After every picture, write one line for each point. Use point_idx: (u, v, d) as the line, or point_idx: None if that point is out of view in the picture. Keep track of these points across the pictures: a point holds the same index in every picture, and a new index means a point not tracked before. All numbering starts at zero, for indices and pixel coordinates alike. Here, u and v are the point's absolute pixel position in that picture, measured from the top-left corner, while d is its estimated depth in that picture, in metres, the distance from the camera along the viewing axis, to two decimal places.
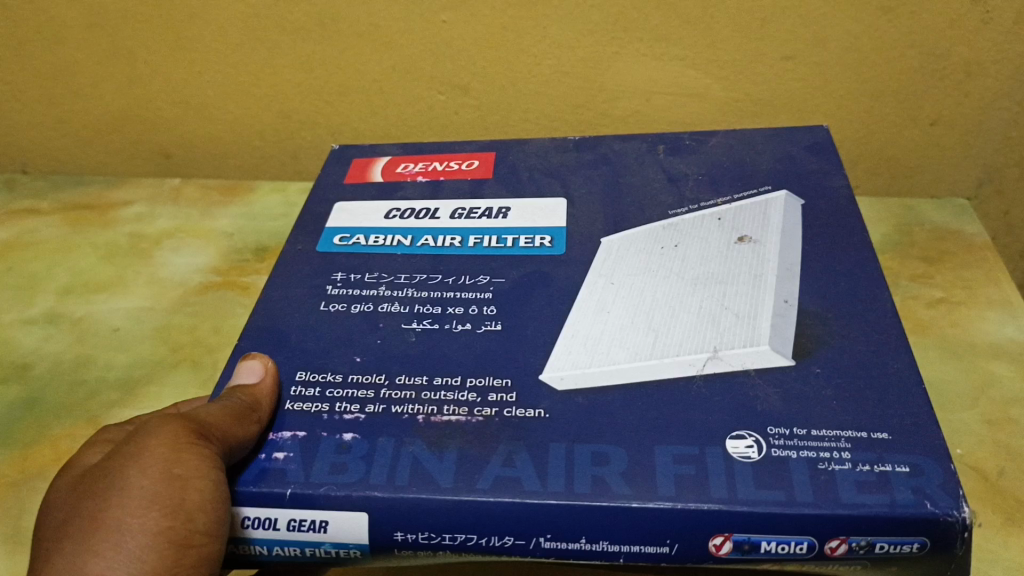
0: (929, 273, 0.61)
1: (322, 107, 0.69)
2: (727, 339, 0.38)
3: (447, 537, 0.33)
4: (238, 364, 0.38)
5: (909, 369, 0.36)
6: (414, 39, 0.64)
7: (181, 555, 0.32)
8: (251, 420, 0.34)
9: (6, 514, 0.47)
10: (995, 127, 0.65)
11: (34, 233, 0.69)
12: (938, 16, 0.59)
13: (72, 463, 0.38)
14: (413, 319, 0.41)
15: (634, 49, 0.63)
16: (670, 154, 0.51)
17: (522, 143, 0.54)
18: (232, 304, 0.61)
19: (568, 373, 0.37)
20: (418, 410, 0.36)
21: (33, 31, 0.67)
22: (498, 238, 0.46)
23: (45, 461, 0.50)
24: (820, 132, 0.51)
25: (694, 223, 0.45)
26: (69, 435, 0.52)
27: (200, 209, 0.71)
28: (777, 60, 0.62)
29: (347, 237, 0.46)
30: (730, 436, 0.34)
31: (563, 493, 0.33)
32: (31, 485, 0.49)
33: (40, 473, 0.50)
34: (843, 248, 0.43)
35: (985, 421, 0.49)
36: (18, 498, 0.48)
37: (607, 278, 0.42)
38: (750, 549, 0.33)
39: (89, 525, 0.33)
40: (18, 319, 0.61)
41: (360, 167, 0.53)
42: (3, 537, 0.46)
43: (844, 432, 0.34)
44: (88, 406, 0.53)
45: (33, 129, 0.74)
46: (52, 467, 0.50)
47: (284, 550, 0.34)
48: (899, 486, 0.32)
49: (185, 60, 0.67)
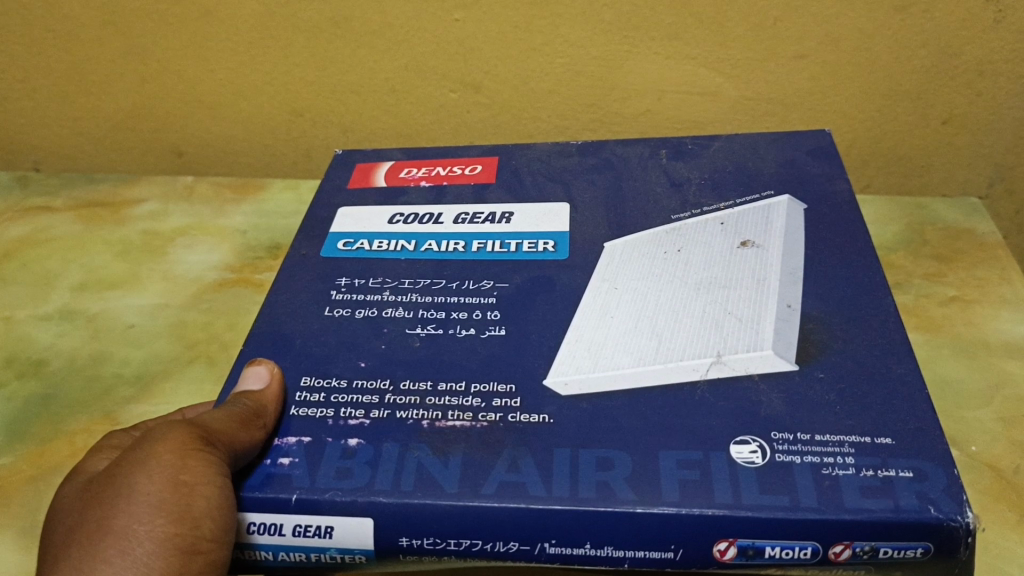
0: (941, 272, 0.61)
1: (335, 106, 0.69)
2: (731, 343, 0.38)
3: (452, 542, 0.33)
4: (245, 369, 0.38)
5: (914, 372, 0.37)
6: (426, 38, 0.64)
7: (187, 561, 0.32)
8: (257, 426, 0.35)
9: (24, 509, 0.48)
10: (1005, 125, 0.65)
11: (49, 231, 0.69)
12: (951, 14, 0.59)
13: (79, 469, 0.38)
14: (417, 324, 0.41)
15: (646, 48, 0.63)
16: (673, 158, 0.52)
17: (525, 148, 0.54)
18: (246, 302, 0.61)
19: (573, 378, 0.37)
20: (422, 416, 0.36)
21: (46, 29, 0.68)
22: (501, 243, 0.46)
23: (62, 457, 0.50)
24: (823, 137, 0.51)
25: (696, 227, 0.46)
26: (85, 430, 0.52)
27: (212, 208, 0.71)
28: (789, 57, 0.62)
29: (351, 242, 0.46)
30: (734, 441, 0.34)
31: (568, 498, 0.33)
32: (47, 480, 0.49)
33: (57, 468, 0.50)
34: (848, 251, 0.43)
35: (999, 419, 0.49)
36: (36, 493, 0.48)
37: (611, 283, 0.42)
38: (755, 554, 0.33)
39: (96, 532, 0.33)
40: (33, 315, 0.61)
41: (363, 172, 0.53)
42: (20, 532, 0.46)
43: (848, 437, 0.34)
44: (104, 403, 0.54)
45: (46, 128, 0.74)
46: (68, 462, 0.50)
47: (289, 555, 0.34)
48: (903, 491, 0.32)
49: (199, 58, 0.68)
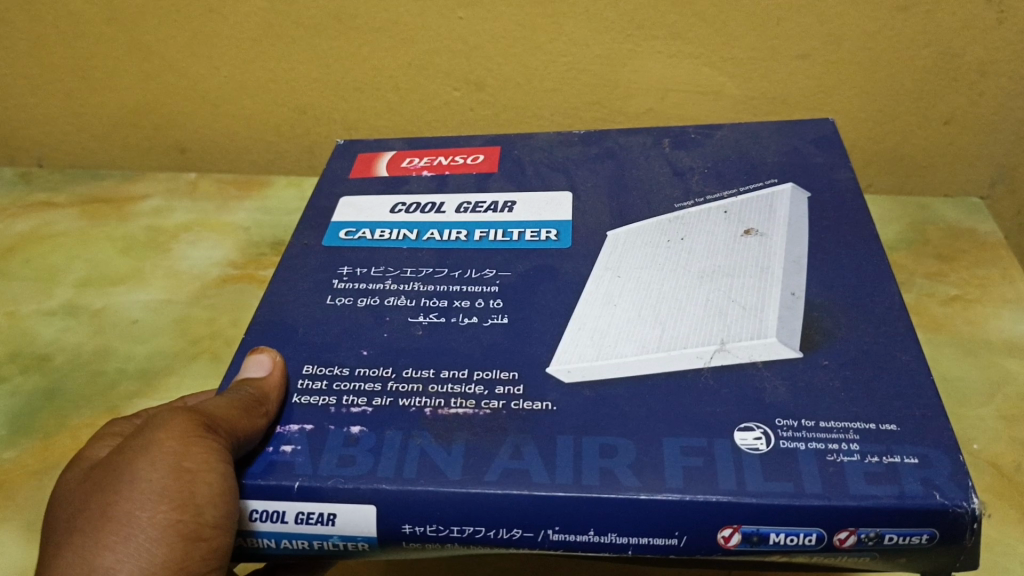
0: (944, 270, 0.61)
1: (338, 104, 0.69)
2: (735, 331, 0.38)
3: (455, 529, 0.33)
4: (247, 357, 0.38)
5: (918, 360, 0.36)
6: (429, 36, 0.64)
7: (191, 548, 0.32)
8: (259, 412, 0.35)
9: (27, 503, 0.48)
10: (1009, 123, 0.64)
11: (52, 226, 0.69)
12: (956, 12, 0.59)
13: (81, 455, 0.38)
14: (420, 312, 0.41)
15: (649, 46, 0.63)
16: (675, 147, 0.51)
17: (527, 138, 0.54)
18: (249, 298, 0.61)
19: (575, 366, 0.37)
20: (425, 403, 0.36)
21: (50, 24, 0.67)
22: (504, 232, 0.46)
23: (65, 451, 0.50)
24: (827, 126, 0.51)
25: (699, 216, 0.45)
26: (89, 425, 0.52)
27: (216, 203, 0.71)
28: (793, 55, 0.62)
29: (353, 231, 0.46)
30: (738, 428, 0.34)
31: (571, 485, 0.33)
32: (50, 474, 0.49)
33: (61, 463, 0.50)
34: (852, 240, 0.43)
35: (1002, 416, 0.49)
36: (39, 486, 0.48)
37: (613, 271, 0.42)
38: (759, 541, 0.32)
39: (98, 519, 0.33)
40: (37, 310, 0.61)
41: (365, 162, 0.53)
42: (23, 526, 0.46)
43: (853, 424, 0.34)
44: (108, 397, 0.54)
45: (48, 124, 0.74)
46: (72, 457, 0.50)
47: (292, 543, 0.34)
48: (908, 478, 0.32)
49: (203, 54, 0.68)
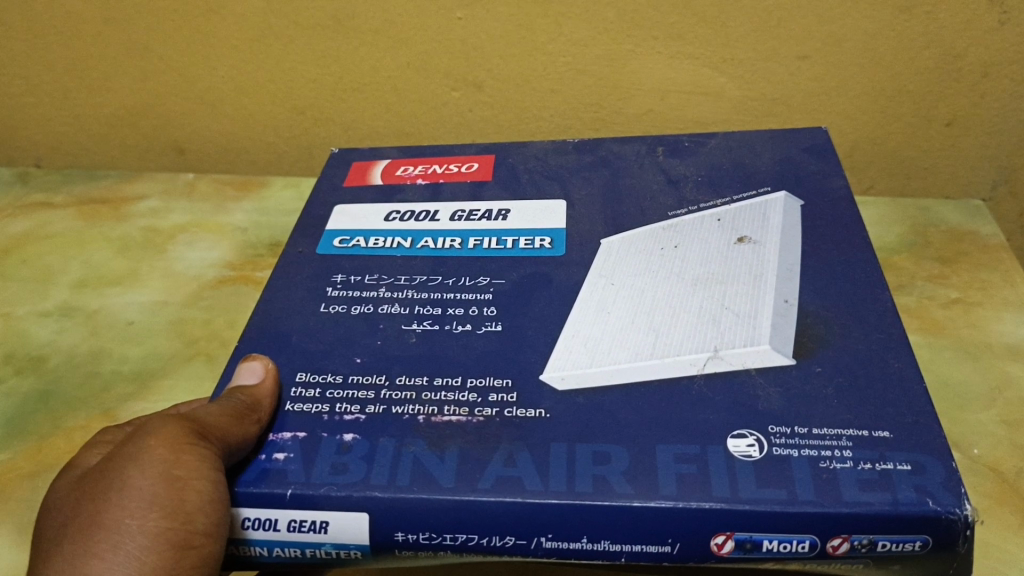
0: (944, 273, 0.61)
1: (339, 104, 0.69)
2: (728, 338, 0.38)
3: (448, 537, 0.33)
4: (239, 365, 0.38)
5: (911, 366, 0.36)
6: (429, 37, 0.64)
7: (181, 556, 0.32)
8: (251, 420, 0.35)
9: (21, 505, 0.47)
10: (1008, 126, 0.65)
11: (49, 227, 0.69)
12: (955, 13, 0.59)
13: (72, 464, 0.38)
14: (413, 320, 0.41)
15: (649, 47, 0.63)
16: (669, 155, 0.52)
17: (522, 146, 0.54)
18: (246, 299, 0.61)
19: (569, 374, 0.37)
20: (419, 411, 0.36)
21: (49, 26, 0.68)
22: (498, 240, 0.46)
23: (59, 453, 0.50)
24: (820, 134, 0.51)
25: (693, 223, 0.45)
26: (83, 427, 0.52)
27: (213, 205, 0.71)
28: (789, 57, 0.62)
29: (347, 239, 0.46)
30: (730, 434, 0.34)
31: (564, 492, 0.33)
32: (44, 476, 0.49)
33: (54, 465, 0.49)
34: (844, 247, 0.43)
35: (1001, 421, 0.49)
36: (33, 488, 0.48)
37: (608, 279, 0.42)
38: (752, 548, 0.33)
39: (88, 527, 0.33)
40: (32, 311, 0.61)
41: (359, 170, 0.53)
42: (16, 528, 0.46)
43: (846, 431, 0.34)
44: (103, 398, 0.53)
45: (48, 126, 0.74)
46: (66, 459, 0.50)
47: (284, 551, 0.34)
48: (901, 485, 0.32)
49: (202, 55, 0.68)
